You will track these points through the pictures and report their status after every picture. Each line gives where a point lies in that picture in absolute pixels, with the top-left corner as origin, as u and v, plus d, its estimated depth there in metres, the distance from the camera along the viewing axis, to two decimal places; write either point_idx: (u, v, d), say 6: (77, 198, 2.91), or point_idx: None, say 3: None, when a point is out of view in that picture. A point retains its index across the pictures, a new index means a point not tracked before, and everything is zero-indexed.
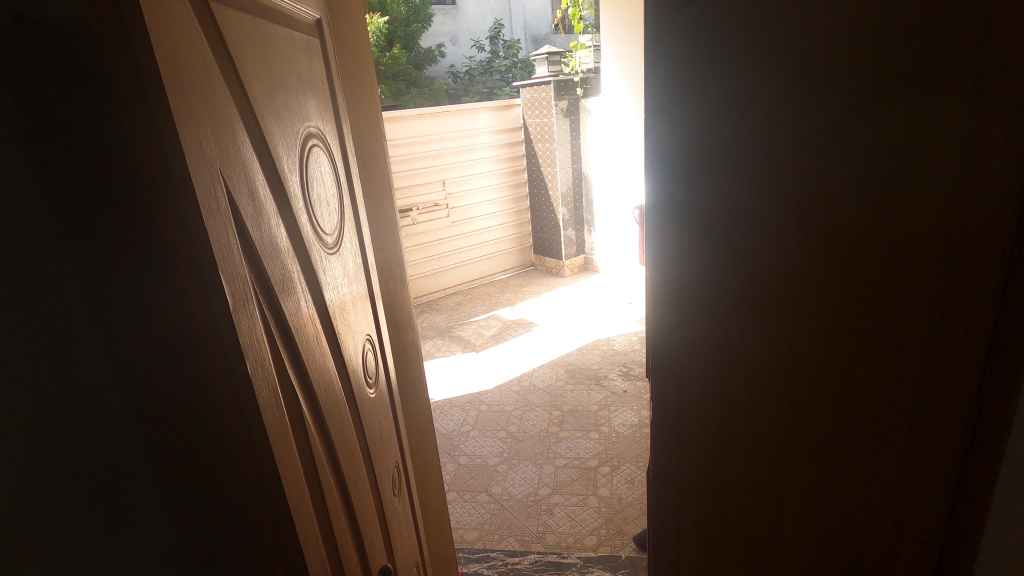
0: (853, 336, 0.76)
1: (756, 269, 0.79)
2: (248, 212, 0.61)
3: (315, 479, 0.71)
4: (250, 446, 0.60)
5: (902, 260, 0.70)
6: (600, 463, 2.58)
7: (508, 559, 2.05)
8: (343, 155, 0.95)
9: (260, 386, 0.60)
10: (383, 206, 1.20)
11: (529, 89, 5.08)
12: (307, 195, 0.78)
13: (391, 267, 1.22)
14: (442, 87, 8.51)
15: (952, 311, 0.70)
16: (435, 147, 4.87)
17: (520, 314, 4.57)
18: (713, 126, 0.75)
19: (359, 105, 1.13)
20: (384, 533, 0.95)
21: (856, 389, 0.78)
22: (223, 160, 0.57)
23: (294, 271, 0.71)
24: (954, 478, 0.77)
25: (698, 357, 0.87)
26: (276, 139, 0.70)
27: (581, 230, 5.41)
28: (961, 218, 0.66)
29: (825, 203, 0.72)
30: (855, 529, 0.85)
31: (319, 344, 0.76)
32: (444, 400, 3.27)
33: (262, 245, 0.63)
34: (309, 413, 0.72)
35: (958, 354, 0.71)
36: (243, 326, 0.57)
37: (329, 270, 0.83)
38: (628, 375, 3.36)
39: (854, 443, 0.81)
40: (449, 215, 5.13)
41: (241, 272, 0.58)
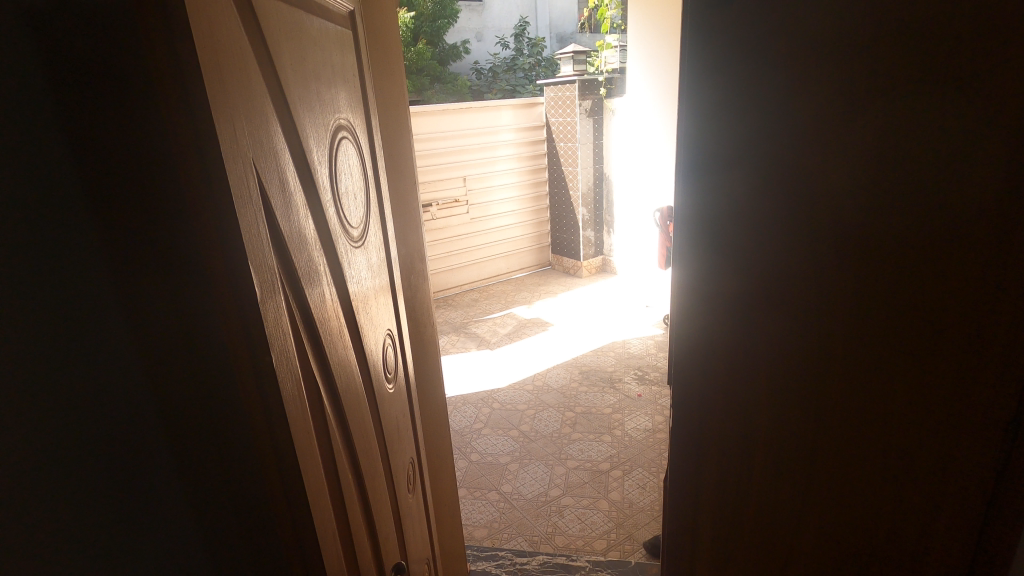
0: (887, 352, 0.73)
1: (788, 279, 0.76)
2: (277, 202, 0.61)
3: (334, 474, 0.71)
4: (271, 439, 0.60)
5: (944, 274, 0.67)
6: (611, 466, 2.56)
7: (516, 559, 2.05)
8: (371, 148, 0.95)
9: (285, 379, 0.60)
10: (408, 200, 1.20)
11: (553, 88, 5.05)
12: (334, 187, 0.77)
13: (412, 262, 1.22)
14: (466, 83, 8.52)
15: (996, 330, 0.67)
16: (457, 143, 4.88)
17: (536, 313, 4.56)
18: (750, 130, 0.73)
19: (388, 97, 1.12)
20: (397, 528, 0.95)
21: (889, 406, 0.75)
22: (255, 150, 0.57)
23: (320, 263, 0.71)
24: (985, 508, 0.74)
25: (724, 366, 0.85)
26: (307, 130, 0.70)
27: (600, 231, 5.38)
28: (1009, 235, 0.63)
29: (864, 213, 0.69)
30: (880, 551, 0.83)
31: (341, 337, 0.76)
32: (457, 396, 3.27)
33: (289, 236, 0.63)
34: (329, 405, 0.72)
35: (999, 375, 0.68)
36: (270, 317, 0.57)
37: (353, 263, 0.82)
38: (643, 379, 3.33)
39: (883, 462, 0.78)
40: (468, 212, 5.13)
41: (269, 264, 0.58)
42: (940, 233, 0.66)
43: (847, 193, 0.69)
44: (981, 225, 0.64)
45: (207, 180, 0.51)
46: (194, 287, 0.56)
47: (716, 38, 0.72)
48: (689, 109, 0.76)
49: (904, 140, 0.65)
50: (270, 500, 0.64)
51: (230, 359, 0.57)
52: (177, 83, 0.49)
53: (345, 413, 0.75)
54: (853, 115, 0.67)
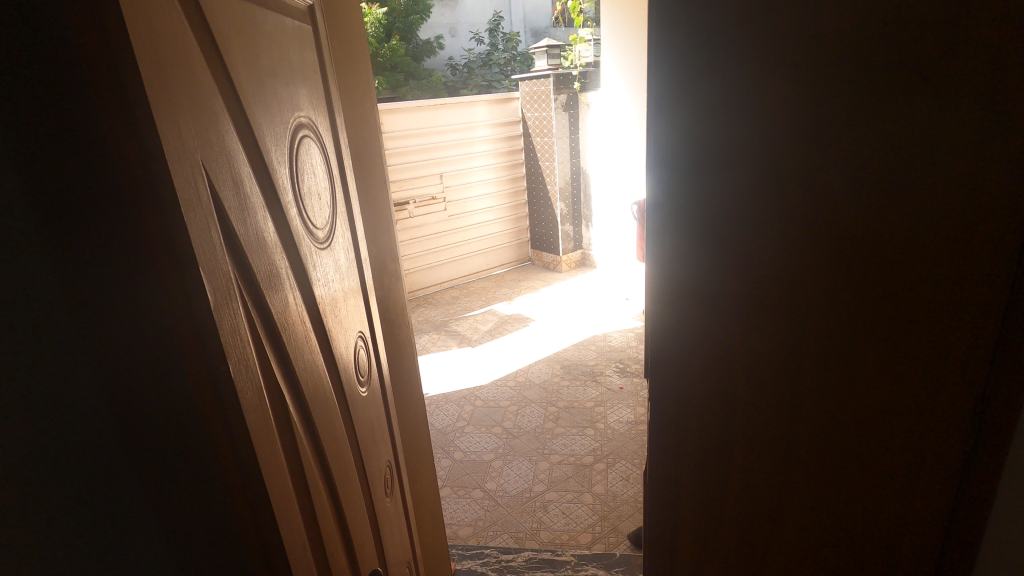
0: (857, 339, 0.74)
1: (759, 269, 0.77)
2: (232, 206, 0.59)
3: (303, 484, 0.69)
4: (235, 451, 0.58)
5: (908, 261, 0.68)
6: (595, 459, 2.57)
7: (502, 556, 2.04)
8: (336, 147, 0.93)
9: (245, 388, 0.58)
10: (377, 199, 1.18)
11: (528, 83, 5.04)
12: (296, 188, 0.75)
13: (385, 262, 1.20)
14: (441, 79, 8.45)
15: (960, 315, 0.68)
16: (433, 140, 4.84)
17: (517, 309, 4.55)
18: (717, 121, 0.73)
19: (353, 92, 1.10)
20: (374, 533, 0.93)
21: (859, 394, 0.76)
22: (205, 150, 0.55)
23: (282, 267, 0.69)
24: (952, 489, 0.76)
25: (698, 358, 0.85)
26: (265, 130, 0.68)
27: (578, 225, 5.39)
28: (968, 222, 0.64)
29: (828, 204, 0.70)
30: (856, 535, 0.84)
31: (307, 341, 0.74)
32: (439, 395, 3.25)
33: (246, 239, 0.61)
34: (297, 413, 0.70)
35: (964, 359, 0.70)
36: (227, 325, 0.55)
37: (320, 264, 0.80)
38: (624, 372, 3.35)
39: (856, 449, 0.79)
40: (446, 209, 5.10)
41: (223, 269, 0.56)
42: (902, 222, 0.67)
43: (812, 182, 0.70)
44: (943, 212, 0.65)
45: (154, 181, 0.49)
46: (144, 297, 0.53)
47: (680, 28, 0.71)
48: (655, 100, 0.76)
49: (864, 130, 0.66)
50: (236, 517, 0.61)
51: (187, 370, 0.55)
52: (116, 82, 0.46)
53: (314, 418, 0.74)
54: (816, 106, 0.67)
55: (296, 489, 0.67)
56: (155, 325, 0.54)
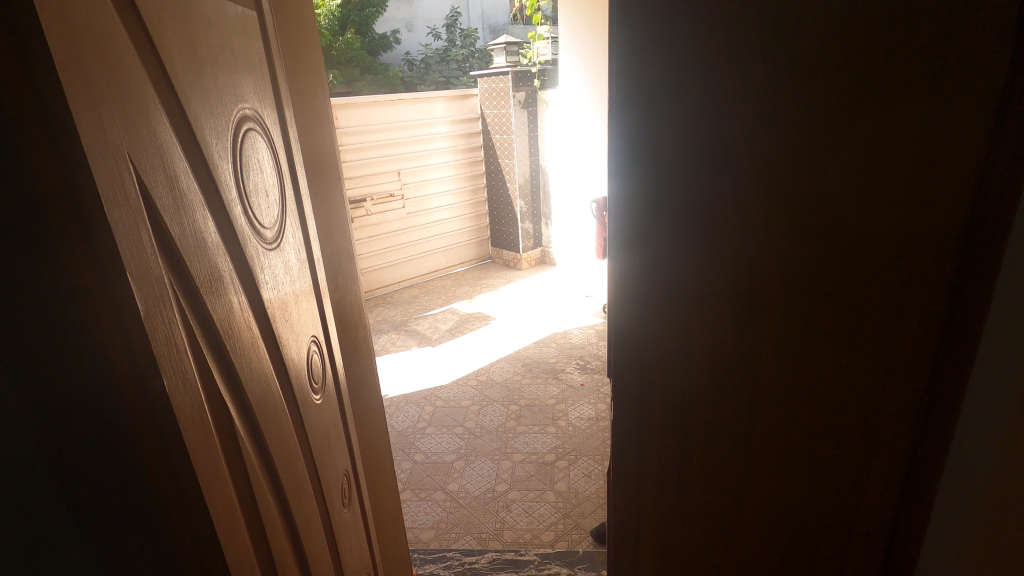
0: (811, 336, 0.76)
1: (717, 268, 0.77)
2: (167, 204, 0.54)
3: (252, 503, 0.65)
4: (173, 471, 0.54)
5: (860, 259, 0.71)
6: (557, 457, 2.57)
7: (464, 558, 2.01)
8: (285, 142, 0.88)
9: (183, 402, 0.54)
10: (330, 197, 1.13)
11: (487, 79, 5.01)
12: (240, 185, 0.71)
13: (340, 263, 1.15)
14: (397, 74, 8.31)
15: (908, 310, 0.72)
16: (391, 136, 4.74)
17: (477, 307, 4.52)
18: (676, 119, 0.73)
19: (303, 83, 1.05)
20: (330, 546, 0.89)
21: (815, 388, 0.78)
22: (132, 142, 0.50)
23: (226, 269, 0.65)
24: (902, 474, 0.80)
25: (659, 358, 0.85)
26: (204, 122, 0.63)
27: (538, 223, 5.41)
28: (915, 221, 0.68)
29: (785, 202, 0.71)
30: (812, 524, 0.87)
31: (254, 347, 0.70)
32: (399, 396, 3.19)
33: (183, 241, 0.57)
34: (242, 425, 0.66)
35: (911, 351, 0.73)
36: (160, 334, 0.51)
37: (268, 267, 0.76)
38: (584, 369, 3.38)
39: (813, 440, 0.82)
40: (404, 206, 5.01)
41: (157, 273, 0.51)
42: (855, 221, 0.69)
43: (769, 182, 0.71)
44: (893, 213, 0.68)
45: (76, 180, 0.44)
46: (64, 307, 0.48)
47: (640, 25, 0.70)
48: (616, 99, 0.75)
49: (817, 131, 0.67)
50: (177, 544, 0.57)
51: (116, 384, 0.51)
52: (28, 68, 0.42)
53: (261, 427, 0.70)
54: (773, 106, 0.68)
55: (243, 507, 0.63)
56: (78, 338, 0.49)
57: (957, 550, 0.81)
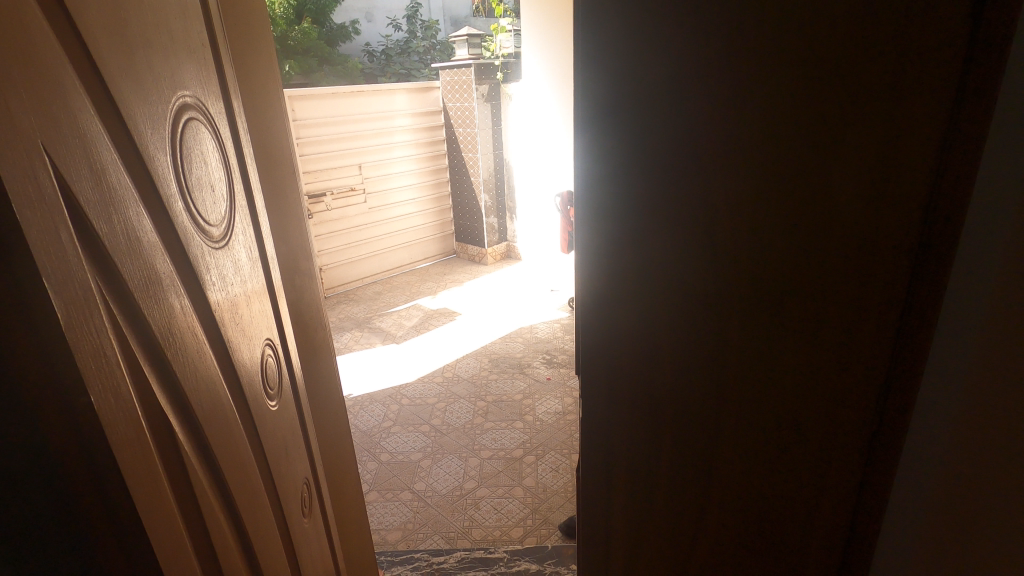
0: (773, 331, 0.76)
1: (683, 263, 0.77)
2: (94, 201, 0.50)
3: (200, 521, 0.61)
4: (106, 494, 0.49)
5: (820, 255, 0.71)
6: (525, 452, 2.57)
7: (433, 559, 1.98)
8: (233, 134, 0.83)
9: (116, 417, 0.49)
10: (286, 192, 1.08)
11: (449, 72, 4.95)
12: (181, 180, 0.66)
13: (297, 261, 1.10)
14: (357, 65, 8.12)
15: (867, 306, 0.72)
16: (351, 129, 4.63)
17: (442, 303, 4.47)
18: (640, 112, 0.72)
19: (254, 72, 0.99)
20: (289, 558, 0.85)
21: (777, 381, 0.79)
22: (50, 131, 0.45)
23: (166, 271, 0.60)
24: (861, 466, 0.81)
25: (627, 352, 0.85)
26: (138, 111, 0.58)
27: (502, 218, 5.37)
28: (873, 218, 0.68)
29: (748, 198, 0.71)
30: (776, 515, 0.88)
31: (200, 353, 0.65)
32: (363, 395, 3.12)
33: (114, 240, 0.52)
34: (189, 438, 0.62)
35: (869, 346, 0.74)
36: (86, 344, 0.46)
37: (215, 267, 0.72)
38: (551, 363, 3.38)
39: (776, 433, 0.82)
40: (366, 201, 4.90)
41: (83, 277, 0.47)
42: (816, 217, 0.69)
43: (733, 177, 0.71)
44: (852, 210, 0.68)
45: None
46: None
47: (606, 17, 0.69)
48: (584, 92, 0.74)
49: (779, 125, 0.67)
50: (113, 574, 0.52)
51: (37, 401, 0.46)
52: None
53: (209, 439, 0.66)
54: (736, 100, 0.67)
55: (190, 527, 0.59)
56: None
57: (914, 537, 0.82)
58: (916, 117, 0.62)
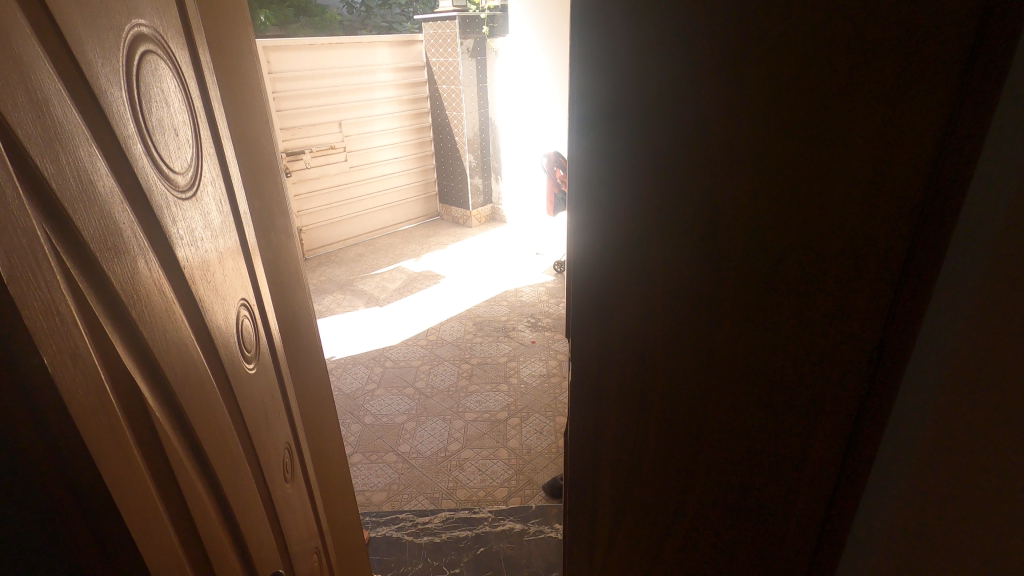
0: (768, 293, 0.74)
1: (679, 222, 0.74)
2: (39, 138, 0.44)
3: (176, 490, 0.58)
4: (69, 464, 0.46)
5: (819, 215, 0.68)
6: (509, 415, 2.58)
7: (417, 519, 2.00)
8: (198, 76, 0.76)
9: (76, 382, 0.45)
10: (258, 143, 1.01)
11: (433, 24, 4.75)
12: (139, 121, 0.60)
13: (272, 218, 1.05)
14: (335, 16, 7.76)
15: (863, 269, 0.69)
16: (330, 83, 4.44)
17: (426, 265, 4.41)
18: (638, 56, 0.67)
19: (221, 10, 0.91)
20: (272, 523, 0.83)
21: (769, 345, 0.77)
22: None
23: (126, 222, 0.55)
24: (848, 432, 0.80)
25: (619, 314, 0.83)
26: (86, 41, 0.52)
27: (487, 178, 5.24)
28: (876, 176, 0.64)
29: (750, 155, 0.67)
30: (761, 479, 0.87)
31: (169, 313, 0.61)
32: (347, 357, 3.09)
33: (64, 186, 0.47)
34: (161, 404, 0.58)
35: (863, 311, 0.72)
36: (35, 300, 0.42)
37: (181, 220, 0.66)
38: (536, 326, 3.37)
39: (766, 396, 0.81)
40: (347, 160, 4.75)
41: (29, 225, 0.42)
42: (818, 174, 0.66)
43: (736, 130, 0.67)
44: (856, 168, 0.64)
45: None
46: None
47: None
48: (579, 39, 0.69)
49: (785, 74, 0.63)
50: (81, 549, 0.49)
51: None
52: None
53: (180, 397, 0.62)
54: (743, 47, 0.63)
55: (166, 498, 0.56)
56: None
57: (891, 508, 0.81)
58: (930, 67, 0.58)
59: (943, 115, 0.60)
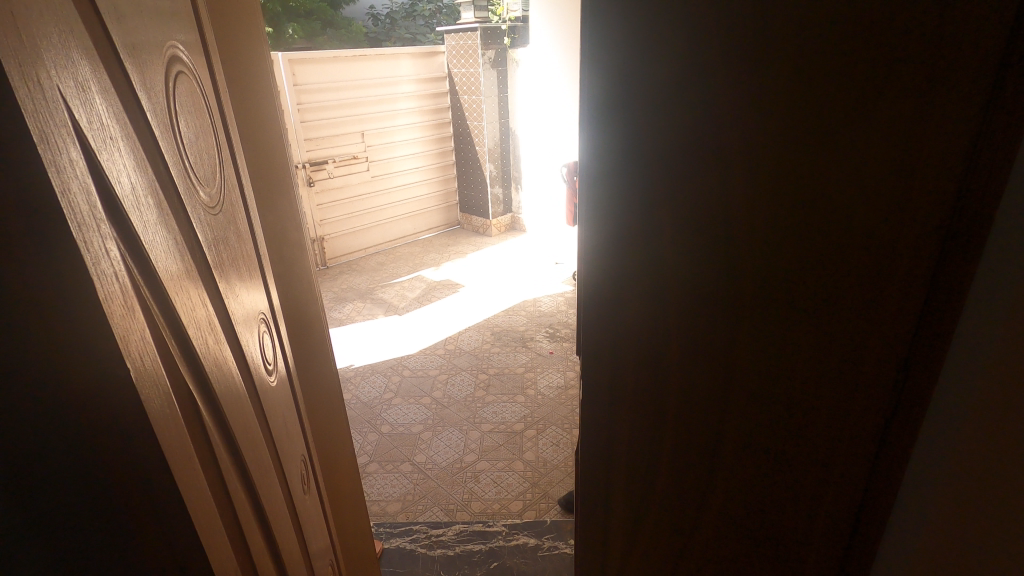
0: (780, 328, 0.63)
1: (684, 245, 0.63)
2: (105, 154, 0.46)
3: (226, 495, 0.59)
4: (101, 471, 0.47)
5: (837, 236, 0.57)
6: (526, 426, 2.55)
7: (431, 531, 1.99)
8: (218, 95, 0.78)
9: (154, 390, 0.47)
10: (273, 157, 1.02)
11: (455, 36, 4.81)
12: (174, 138, 0.62)
13: (287, 232, 1.06)
14: (361, 29, 7.92)
15: (885, 298, 0.59)
16: (354, 94, 4.51)
17: (445, 274, 4.43)
18: (632, 71, 0.57)
19: (240, 30, 0.93)
20: (298, 535, 0.84)
21: (779, 385, 0.67)
22: (64, 79, 0.42)
23: (172, 234, 0.57)
24: (865, 478, 0.70)
25: (618, 352, 0.72)
26: (134, 61, 0.54)
27: (507, 187, 5.26)
28: (902, 188, 0.54)
29: (762, 168, 0.57)
30: (770, 534, 0.77)
31: (212, 325, 0.62)
32: (365, 366, 3.11)
33: (127, 198, 0.49)
34: (211, 416, 0.59)
35: (884, 345, 0.62)
36: (120, 311, 0.44)
37: (211, 233, 0.68)
38: (554, 337, 3.35)
39: (775, 444, 0.70)
40: (369, 170, 4.81)
41: (103, 236, 0.44)
42: (839, 189, 0.55)
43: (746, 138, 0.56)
44: (881, 181, 0.54)
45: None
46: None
47: None
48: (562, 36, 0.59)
49: (802, 83, 0.52)
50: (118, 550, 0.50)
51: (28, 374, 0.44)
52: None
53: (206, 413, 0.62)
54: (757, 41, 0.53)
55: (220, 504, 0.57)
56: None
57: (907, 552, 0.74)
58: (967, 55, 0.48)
59: (977, 117, 0.50)
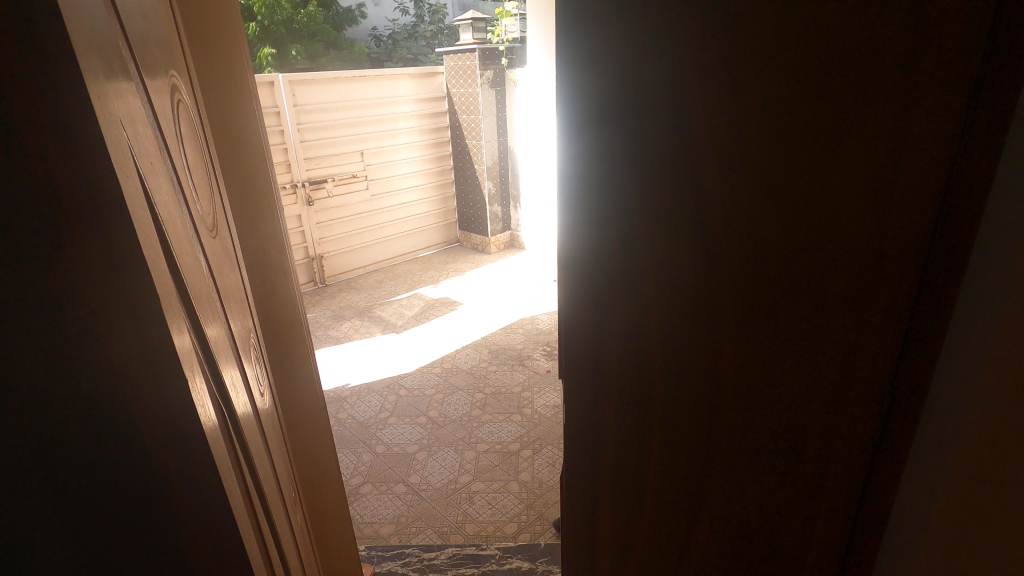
0: (741, 368, 0.57)
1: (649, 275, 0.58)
2: (154, 183, 0.49)
3: (255, 512, 0.62)
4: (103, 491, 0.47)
5: (801, 268, 0.50)
6: (522, 447, 2.53)
7: (424, 555, 1.96)
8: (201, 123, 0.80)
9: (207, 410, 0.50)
10: (256, 181, 1.03)
11: (454, 57, 4.88)
12: (184, 165, 0.64)
13: (268, 254, 1.07)
14: (363, 50, 8.04)
15: (857, 336, 0.51)
16: (354, 114, 4.56)
17: (443, 292, 4.43)
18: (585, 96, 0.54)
19: (224, 59, 0.95)
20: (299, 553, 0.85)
21: (746, 428, 0.60)
22: (126, 117, 0.45)
23: (197, 255, 0.60)
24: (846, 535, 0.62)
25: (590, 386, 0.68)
26: (157, 95, 0.57)
27: (506, 205, 5.29)
28: (870, 213, 0.47)
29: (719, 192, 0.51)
30: None
31: (228, 345, 0.64)
32: (361, 385, 3.10)
33: (171, 224, 0.51)
34: (238, 437, 0.61)
35: (858, 388, 0.54)
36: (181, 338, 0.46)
37: (214, 254, 0.70)
38: (552, 355, 3.33)
39: (746, 493, 0.63)
40: (368, 189, 4.83)
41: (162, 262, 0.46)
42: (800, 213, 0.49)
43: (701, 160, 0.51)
44: (845, 205, 0.47)
45: (56, 123, 0.38)
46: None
47: None
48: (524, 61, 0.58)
49: (756, 98, 0.47)
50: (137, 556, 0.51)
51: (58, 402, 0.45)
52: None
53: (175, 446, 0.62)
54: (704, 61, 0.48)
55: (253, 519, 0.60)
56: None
57: None
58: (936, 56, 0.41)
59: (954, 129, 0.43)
